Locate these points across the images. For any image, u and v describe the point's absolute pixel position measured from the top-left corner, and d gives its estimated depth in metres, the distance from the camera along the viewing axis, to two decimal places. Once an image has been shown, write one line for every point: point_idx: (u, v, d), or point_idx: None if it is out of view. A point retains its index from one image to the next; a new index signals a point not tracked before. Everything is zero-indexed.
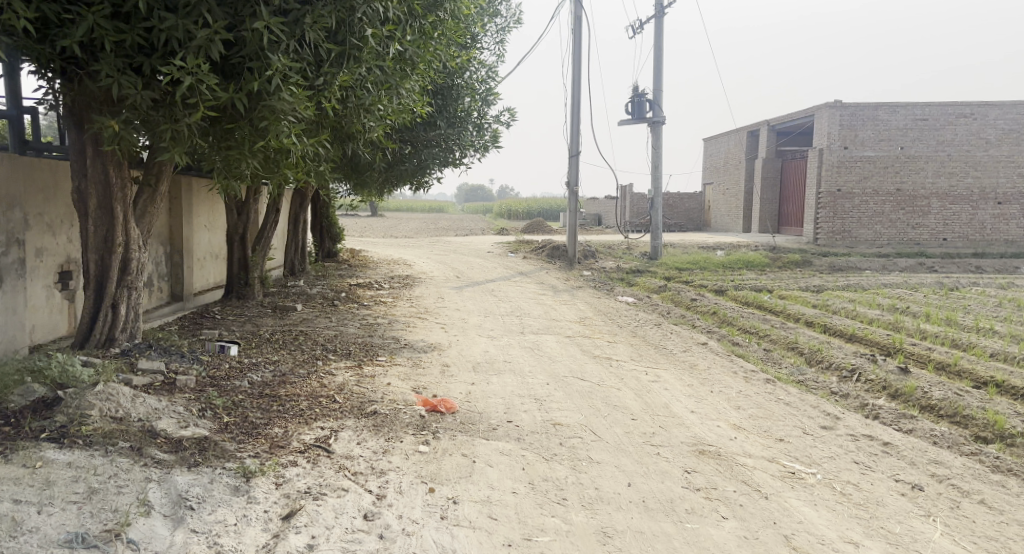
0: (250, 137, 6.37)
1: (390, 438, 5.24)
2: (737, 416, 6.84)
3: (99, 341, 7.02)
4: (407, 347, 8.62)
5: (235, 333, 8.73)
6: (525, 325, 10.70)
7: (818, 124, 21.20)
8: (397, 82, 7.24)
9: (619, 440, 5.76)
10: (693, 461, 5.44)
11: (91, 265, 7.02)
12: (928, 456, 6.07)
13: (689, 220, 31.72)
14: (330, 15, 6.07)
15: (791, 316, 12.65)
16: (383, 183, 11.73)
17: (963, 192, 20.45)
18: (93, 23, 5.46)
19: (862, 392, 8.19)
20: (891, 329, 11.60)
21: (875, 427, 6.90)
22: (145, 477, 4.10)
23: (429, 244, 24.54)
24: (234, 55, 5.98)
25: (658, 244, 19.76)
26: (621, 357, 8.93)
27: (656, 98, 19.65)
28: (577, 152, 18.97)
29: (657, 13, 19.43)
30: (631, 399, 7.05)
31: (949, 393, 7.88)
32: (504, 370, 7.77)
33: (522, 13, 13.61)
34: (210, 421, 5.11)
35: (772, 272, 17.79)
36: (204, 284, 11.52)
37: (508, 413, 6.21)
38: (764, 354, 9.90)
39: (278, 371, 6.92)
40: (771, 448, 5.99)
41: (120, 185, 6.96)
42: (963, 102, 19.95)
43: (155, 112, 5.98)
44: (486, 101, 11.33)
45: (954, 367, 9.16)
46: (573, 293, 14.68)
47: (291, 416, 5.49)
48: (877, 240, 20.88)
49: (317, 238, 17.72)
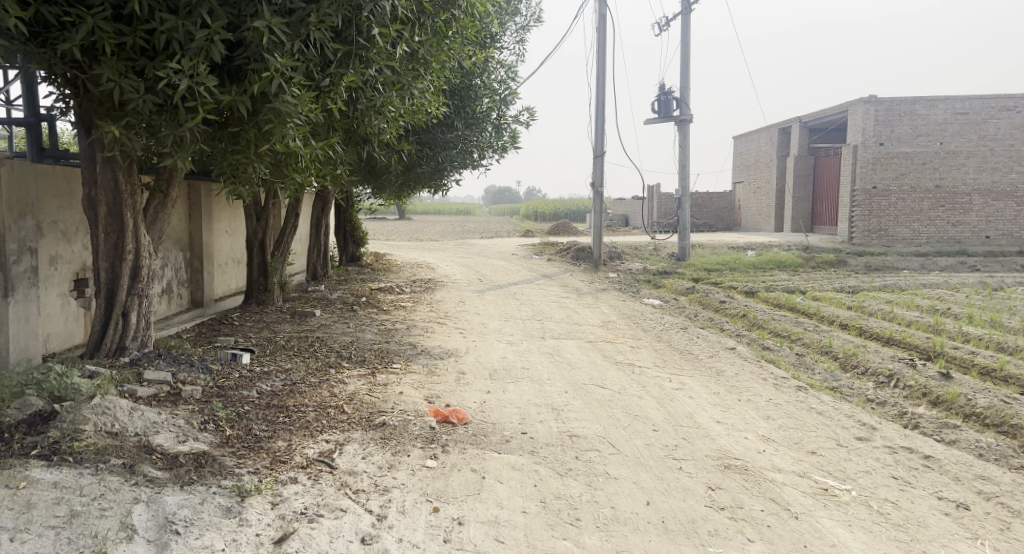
0: (255, 141, 6.20)
1: (397, 452, 5.02)
2: (766, 426, 6.51)
3: (110, 350, 6.89)
4: (423, 354, 8.41)
5: (251, 340, 8.59)
6: (547, 330, 10.44)
7: (852, 121, 20.64)
8: (410, 82, 7.04)
9: (639, 453, 5.48)
10: (717, 477, 5.15)
11: (101, 273, 6.92)
12: (973, 471, 5.69)
13: (719, 219, 31.18)
14: (337, 13, 5.90)
15: (824, 319, 12.23)
16: (402, 187, 11.55)
17: (1006, 188, 19.76)
18: (93, 25, 5.36)
19: (900, 399, 7.80)
20: (931, 332, 11.13)
21: (915, 438, 6.53)
22: (133, 497, 3.95)
23: (453, 247, 24.43)
24: (238, 56, 5.85)
25: (686, 245, 19.34)
26: (645, 363, 8.63)
27: (683, 96, 19.29)
28: (602, 153, 18.67)
29: (683, 10, 19.09)
30: (653, 408, 6.75)
31: (996, 401, 7.45)
32: (522, 378, 7.51)
33: (542, 11, 13.34)
34: (211, 434, 4.94)
35: (805, 273, 17.29)
36: (224, 290, 11.44)
37: (522, 423, 5.96)
38: (796, 359, 9.52)
39: (288, 379, 6.74)
40: (802, 462, 5.67)
41: (130, 192, 6.85)
42: (1004, 95, 19.31)
43: (158, 117, 5.86)
44: (506, 101, 11.12)
45: (999, 373, 8.72)
46: (598, 295, 14.39)
47: (296, 428, 5.30)
48: (915, 239, 20.23)
49: (340, 242, 17.62)
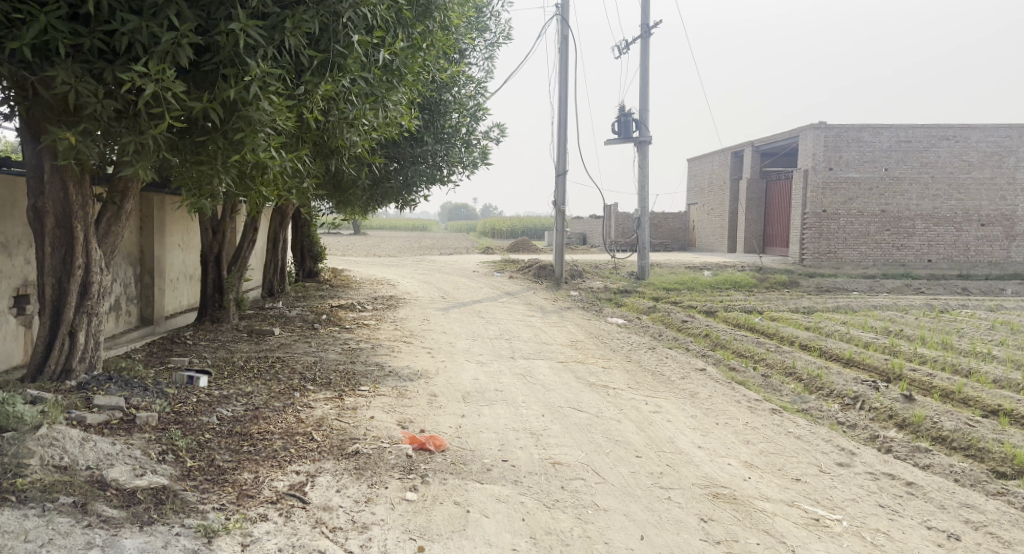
0: (223, 152, 5.84)
1: (374, 484, 4.71)
2: (748, 452, 6.36)
3: (54, 373, 6.40)
4: (391, 375, 8.09)
5: (208, 361, 8.17)
6: (515, 350, 10.22)
7: (803, 145, 21.02)
8: (384, 94, 6.82)
9: (625, 482, 5.32)
10: (708, 507, 5.01)
11: (47, 289, 6.45)
12: (956, 498, 5.60)
13: (674, 239, 31.47)
14: (313, 19, 5.70)
15: (784, 339, 12.25)
16: (367, 202, 11.22)
17: (948, 213, 20.27)
18: (47, 23, 5.03)
19: (869, 422, 7.75)
20: (889, 353, 11.21)
21: (894, 463, 6.44)
22: (86, 542, 3.58)
23: (412, 263, 24.09)
24: (206, 61, 5.57)
25: (645, 264, 19.34)
26: (618, 385, 8.44)
27: (642, 117, 19.41)
28: (564, 171, 18.62)
29: (644, 32, 19.28)
30: (634, 433, 6.58)
31: (961, 424, 7.44)
32: (497, 401, 7.28)
33: (510, 27, 13.19)
34: (171, 466, 4.56)
35: (760, 293, 17.44)
36: (175, 307, 10.93)
37: (502, 450, 5.75)
38: (763, 380, 9.44)
39: (251, 404, 6.36)
40: (789, 490, 5.53)
41: (81, 203, 6.43)
42: (945, 124, 19.86)
43: (118, 124, 5.52)
44: (476, 117, 10.96)
45: (960, 395, 8.74)
46: (561, 314, 14.22)
47: (263, 458, 4.95)
48: (863, 261, 20.61)
49: (298, 257, 17.17)
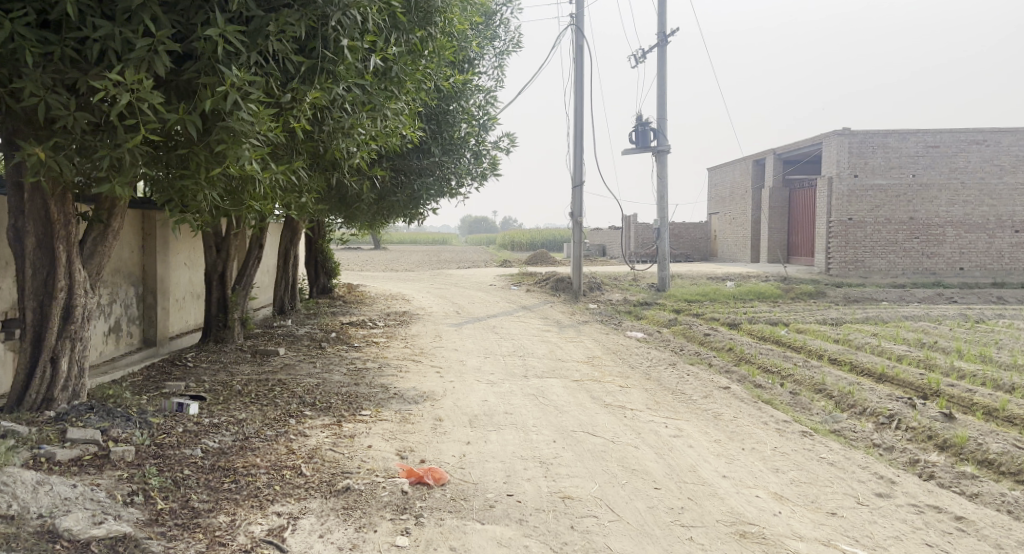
0: (206, 164, 5.46)
1: (362, 527, 4.37)
2: (777, 481, 5.84)
3: (34, 403, 6.03)
4: (395, 399, 7.65)
5: (204, 385, 7.77)
6: (528, 368, 9.76)
7: (826, 152, 20.41)
8: (382, 102, 6.42)
9: (642, 519, 4.88)
10: (733, 550, 4.56)
11: (28, 313, 6.10)
12: (1015, 536, 5.03)
13: (695, 249, 30.84)
14: (299, 23, 5.32)
15: (812, 353, 11.68)
16: (374, 216, 10.86)
17: (980, 219, 19.53)
18: (13, 31, 4.68)
19: (907, 444, 7.18)
20: (923, 367, 10.59)
21: (939, 493, 5.88)
22: None
23: (429, 277, 23.67)
24: (186, 69, 5.21)
25: (666, 275, 18.79)
26: (636, 406, 7.95)
27: (660, 126, 18.94)
28: (580, 183, 18.18)
29: (661, 40, 18.88)
30: (653, 460, 6.10)
31: (1009, 446, 6.85)
32: (505, 425, 6.83)
33: (521, 36, 12.86)
34: (138, 509, 4.26)
35: (785, 304, 16.80)
36: (181, 327, 10.61)
37: (507, 482, 5.31)
38: (791, 398, 8.89)
39: (241, 433, 5.94)
40: (824, 527, 5.02)
41: (62, 222, 6.08)
42: (975, 128, 19.16)
43: (92, 138, 5.14)
44: (485, 127, 10.68)
45: (1004, 413, 8.13)
46: (578, 329, 13.71)
47: (243, 497, 4.58)
48: (891, 270, 19.91)
49: (310, 273, 16.81)
